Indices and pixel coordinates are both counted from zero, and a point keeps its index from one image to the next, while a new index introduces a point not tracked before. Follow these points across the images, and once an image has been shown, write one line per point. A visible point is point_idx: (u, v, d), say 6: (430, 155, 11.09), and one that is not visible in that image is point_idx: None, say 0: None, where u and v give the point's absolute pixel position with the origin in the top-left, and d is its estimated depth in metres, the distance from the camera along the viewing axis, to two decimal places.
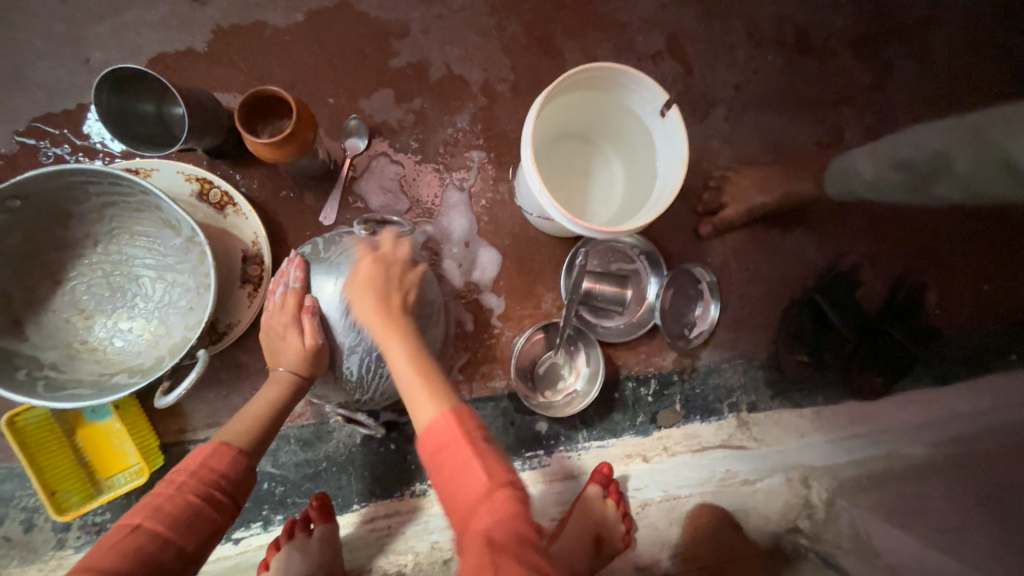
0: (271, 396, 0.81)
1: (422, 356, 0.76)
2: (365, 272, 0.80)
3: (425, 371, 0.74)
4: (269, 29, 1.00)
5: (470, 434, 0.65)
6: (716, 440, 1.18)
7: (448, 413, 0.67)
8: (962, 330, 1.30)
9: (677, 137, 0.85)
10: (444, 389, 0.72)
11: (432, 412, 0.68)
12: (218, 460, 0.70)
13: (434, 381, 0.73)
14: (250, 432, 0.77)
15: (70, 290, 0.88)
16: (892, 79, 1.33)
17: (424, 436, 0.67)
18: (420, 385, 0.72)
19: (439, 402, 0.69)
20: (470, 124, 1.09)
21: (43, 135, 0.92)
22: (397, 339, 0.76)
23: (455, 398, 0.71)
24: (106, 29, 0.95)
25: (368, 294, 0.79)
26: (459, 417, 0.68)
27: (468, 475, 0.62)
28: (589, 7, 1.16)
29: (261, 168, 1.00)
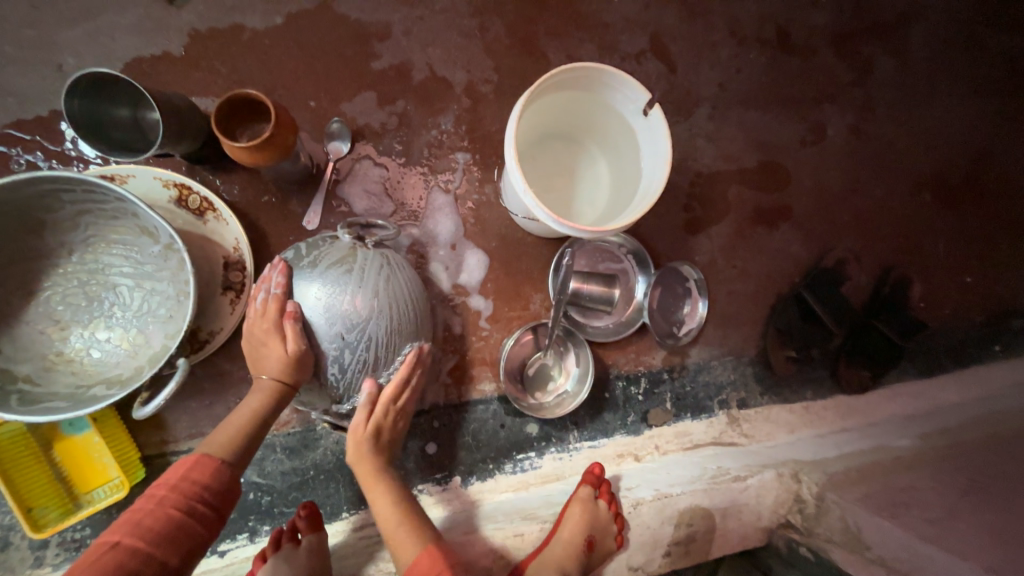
0: (255, 403, 0.79)
1: (406, 501, 0.85)
2: (383, 394, 0.85)
3: (409, 510, 0.84)
4: (247, 32, 0.99)
5: (451, 567, 0.77)
6: (706, 437, 1.19)
7: (428, 550, 0.78)
8: (941, 321, 1.34)
9: (661, 135, 0.85)
10: (425, 523, 0.83)
11: (413, 551, 0.78)
12: (199, 471, 0.69)
13: (417, 521, 0.83)
14: (234, 440, 0.76)
15: (45, 301, 0.85)
16: (873, 77, 1.35)
17: (410, 573, 0.77)
18: (403, 525, 0.81)
19: (420, 540, 0.80)
20: (454, 126, 1.08)
21: (15, 142, 0.90)
22: (385, 492, 0.85)
23: (432, 535, 0.81)
24: (79, 33, 0.93)
25: (358, 430, 0.86)
26: (438, 551, 0.79)
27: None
28: (572, 8, 1.16)
29: (242, 173, 0.98)
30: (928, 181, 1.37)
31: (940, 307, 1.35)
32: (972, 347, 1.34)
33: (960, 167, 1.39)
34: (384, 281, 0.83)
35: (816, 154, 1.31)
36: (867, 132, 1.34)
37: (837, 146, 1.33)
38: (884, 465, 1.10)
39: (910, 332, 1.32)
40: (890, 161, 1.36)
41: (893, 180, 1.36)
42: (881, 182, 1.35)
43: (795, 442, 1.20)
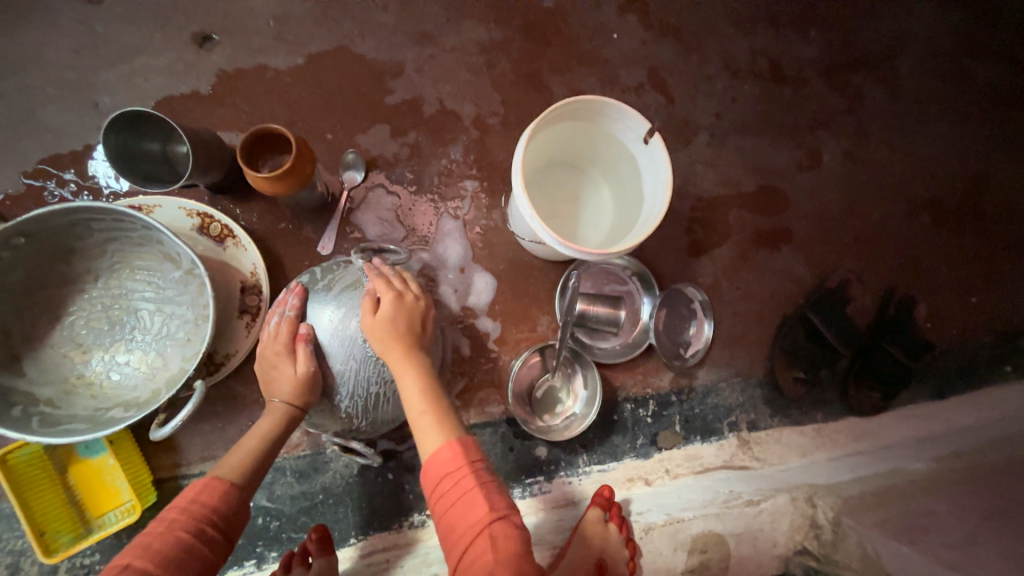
0: (267, 426, 0.81)
1: (434, 388, 0.79)
2: (385, 304, 0.80)
3: (436, 402, 0.77)
4: (270, 72, 1.06)
5: (476, 463, 0.70)
6: (717, 460, 1.18)
7: (452, 443, 0.71)
8: (948, 342, 1.34)
9: (661, 162, 0.89)
10: (453, 417, 0.76)
11: (437, 441, 0.72)
12: (208, 494, 0.70)
13: (444, 411, 0.76)
14: (247, 463, 0.77)
15: (70, 325, 0.88)
16: (865, 104, 1.40)
17: (428, 465, 0.71)
18: (431, 414, 0.75)
19: (445, 431, 0.73)
20: (463, 155, 1.13)
21: (51, 176, 0.96)
22: (412, 372, 0.78)
23: (460, 429, 0.74)
24: (116, 75, 1.00)
25: (381, 328, 0.79)
26: (465, 446, 0.72)
27: (470, 503, 0.66)
28: (574, 45, 1.23)
29: (260, 202, 1.03)
30: (926, 203, 1.40)
31: (947, 327, 1.35)
32: (983, 368, 1.34)
33: (957, 189, 1.42)
34: None
35: (814, 178, 1.35)
36: (863, 157, 1.39)
37: (834, 170, 1.37)
38: (901, 489, 1.10)
39: (918, 353, 1.32)
40: (887, 184, 1.39)
41: (891, 203, 1.39)
42: (879, 204, 1.38)
43: (808, 465, 1.19)
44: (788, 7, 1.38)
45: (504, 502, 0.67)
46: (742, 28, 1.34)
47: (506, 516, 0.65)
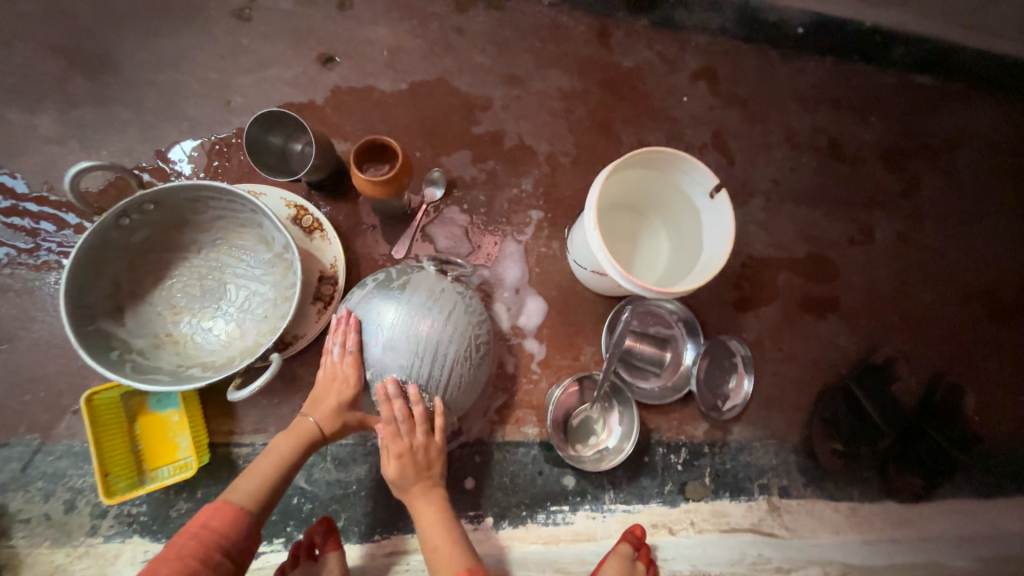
0: (287, 446, 0.87)
1: (451, 522, 0.90)
2: (400, 419, 0.87)
3: (453, 534, 0.88)
4: (377, 93, 1.19)
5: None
6: (744, 522, 1.15)
7: (465, 572, 0.83)
8: (996, 439, 1.30)
9: (725, 216, 0.95)
10: (468, 545, 0.89)
11: (452, 569, 0.84)
12: (219, 519, 0.76)
13: (459, 541, 0.88)
14: (259, 489, 0.81)
15: (168, 287, 0.98)
16: (920, 190, 1.44)
17: None
18: (449, 545, 0.87)
19: (460, 559, 0.85)
20: (533, 187, 1.22)
21: (175, 169, 1.09)
22: (432, 513, 0.90)
23: (473, 558, 0.87)
24: (250, 80, 1.14)
25: (402, 485, 0.89)
26: (478, 575, 0.84)
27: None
28: (647, 102, 1.33)
29: (348, 203, 1.13)
30: (978, 294, 1.40)
31: (996, 423, 1.31)
32: None
33: (1011, 285, 1.41)
34: (455, 312, 0.91)
35: (865, 254, 1.38)
36: (916, 241, 1.41)
37: (886, 249, 1.39)
38: None
39: (964, 445, 1.28)
40: (939, 270, 1.40)
41: (942, 289, 1.39)
42: (930, 288, 1.39)
43: (841, 542, 1.14)
44: (852, 93, 1.46)
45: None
46: (805, 106, 1.43)
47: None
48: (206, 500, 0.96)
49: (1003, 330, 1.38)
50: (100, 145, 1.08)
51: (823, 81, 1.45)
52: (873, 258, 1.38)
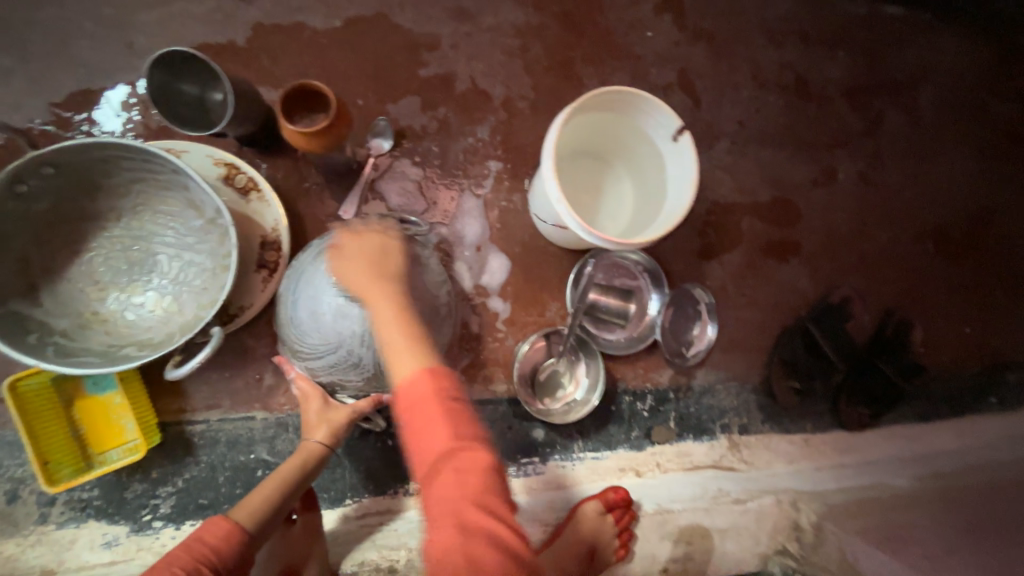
0: (293, 464, 0.86)
1: (410, 314, 0.73)
2: (351, 244, 0.77)
3: (408, 328, 0.70)
4: (308, 32, 1.06)
5: (447, 395, 0.66)
6: (707, 459, 1.20)
7: (427, 371, 0.66)
8: (940, 367, 1.38)
9: (688, 160, 0.91)
10: (426, 341, 0.71)
11: (410, 369, 0.66)
12: (214, 532, 0.75)
13: (420, 338, 0.70)
14: (262, 509, 0.81)
15: (88, 262, 0.89)
16: (883, 128, 1.43)
17: (400, 388, 0.66)
18: (404, 340, 0.69)
19: (420, 358, 0.68)
20: (489, 135, 1.14)
21: (78, 127, 0.96)
22: (386, 300, 0.73)
23: (434, 355, 0.69)
24: (153, 17, 0.99)
25: (358, 276, 0.74)
26: (436, 373, 0.67)
27: (434, 431, 0.64)
28: (609, 37, 1.24)
29: (287, 160, 1.03)
30: (930, 232, 1.43)
31: (939, 353, 1.39)
32: (966, 395, 1.38)
33: (961, 221, 1.45)
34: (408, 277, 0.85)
35: (827, 196, 1.37)
36: (876, 181, 1.41)
37: (847, 190, 1.39)
38: (881, 500, 1.16)
39: (910, 375, 1.36)
40: (896, 210, 1.42)
41: (898, 227, 1.41)
42: (886, 228, 1.41)
43: (794, 472, 1.21)
44: (820, 24, 1.39)
45: (472, 434, 0.65)
46: (773, 40, 1.36)
47: (469, 447, 0.64)
48: (163, 479, 0.93)
49: (952, 266, 1.43)
50: None
51: (792, 12, 1.37)
52: (835, 199, 1.38)
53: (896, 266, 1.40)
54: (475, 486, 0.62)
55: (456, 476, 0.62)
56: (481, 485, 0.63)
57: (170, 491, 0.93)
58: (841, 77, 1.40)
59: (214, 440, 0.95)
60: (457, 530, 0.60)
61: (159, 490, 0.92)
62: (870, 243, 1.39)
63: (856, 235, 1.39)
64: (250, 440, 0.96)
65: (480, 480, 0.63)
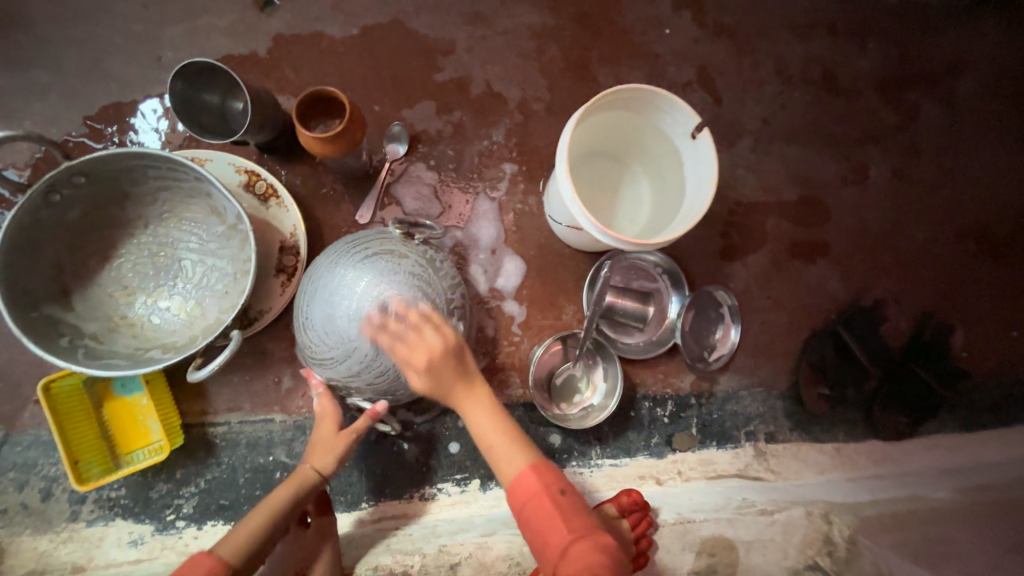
0: (287, 491, 0.83)
1: (501, 413, 0.81)
2: (424, 345, 0.75)
3: (508, 429, 0.79)
4: (326, 40, 1.08)
5: (554, 487, 0.75)
6: (731, 468, 1.16)
7: (533, 467, 0.75)
8: (986, 373, 1.30)
9: (708, 158, 0.89)
10: (526, 439, 0.80)
11: (519, 466, 0.76)
12: (197, 570, 0.70)
13: (517, 435, 0.79)
14: (248, 542, 0.76)
15: (117, 268, 0.92)
16: (918, 122, 1.36)
17: (512, 486, 0.76)
18: (504, 440, 0.78)
19: (527, 456, 0.77)
20: (504, 138, 1.14)
21: (109, 138, 1.00)
22: (482, 404, 0.80)
23: (536, 452, 0.79)
24: (180, 31, 1.03)
25: (431, 379, 0.77)
26: (545, 470, 0.76)
27: (550, 524, 0.72)
28: (626, 36, 1.22)
29: (305, 166, 1.05)
30: (972, 229, 1.35)
31: (984, 358, 1.31)
32: (1015, 404, 1.29)
33: (1007, 218, 1.36)
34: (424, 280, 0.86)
35: (857, 193, 1.31)
36: (911, 177, 1.34)
37: (879, 187, 1.33)
38: (918, 514, 1.08)
39: (951, 382, 1.28)
40: (933, 207, 1.35)
41: (936, 225, 1.34)
42: (923, 227, 1.34)
43: (825, 483, 1.16)
44: (848, 16, 1.34)
45: (582, 525, 0.72)
46: (798, 33, 1.31)
47: (584, 535, 0.71)
48: (186, 480, 0.95)
49: (996, 265, 1.35)
50: (22, 114, 0.98)
51: (817, 5, 1.33)
52: (866, 197, 1.32)
53: (934, 265, 1.33)
54: (599, 561, 0.68)
55: (585, 553, 0.68)
56: (602, 564, 0.68)
57: (193, 491, 0.95)
58: (871, 70, 1.34)
59: (235, 442, 0.96)
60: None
61: (183, 490, 0.94)
62: (905, 243, 1.33)
63: (890, 234, 1.32)
64: (269, 442, 0.97)
65: (601, 558, 0.68)
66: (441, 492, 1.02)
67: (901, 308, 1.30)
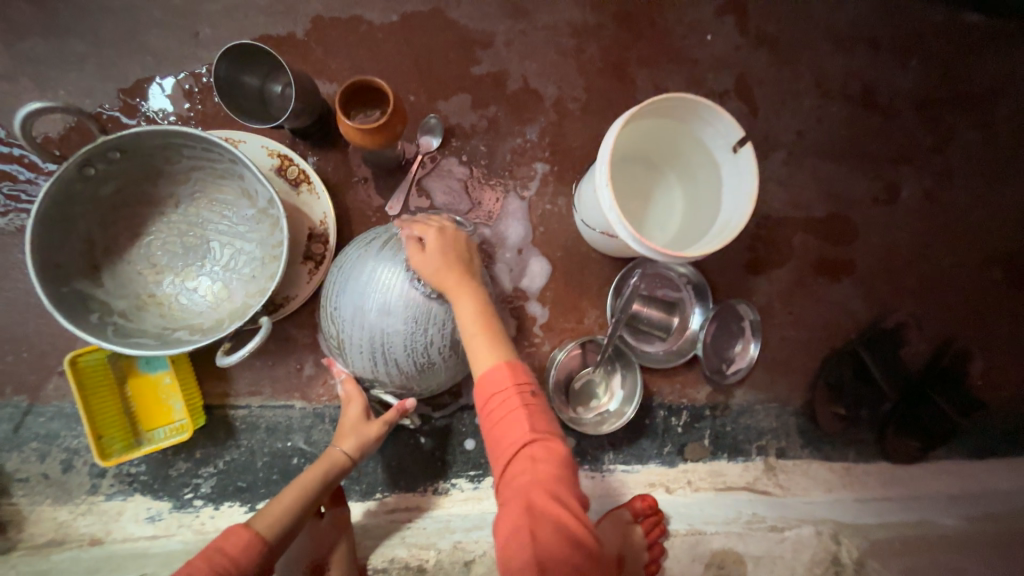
0: (316, 471, 0.84)
1: (489, 312, 0.76)
2: (431, 241, 0.78)
3: (485, 324, 0.73)
4: (365, 25, 1.06)
5: (523, 387, 0.68)
6: (740, 481, 1.17)
7: (508, 363, 0.69)
8: (1001, 402, 1.29)
9: (748, 173, 0.87)
10: (504, 336, 0.74)
11: (491, 361, 0.70)
12: (234, 543, 0.71)
13: (497, 333, 0.74)
14: (281, 520, 0.78)
15: (146, 245, 0.91)
16: (954, 145, 1.34)
17: (480, 380, 0.69)
18: (481, 332, 0.73)
19: (498, 352, 0.71)
20: (538, 137, 1.12)
21: (143, 113, 0.98)
22: (466, 294, 0.75)
23: (512, 350, 0.72)
24: (218, 8, 1.01)
25: (437, 265, 0.76)
26: (516, 367, 0.70)
27: (513, 422, 0.65)
28: (667, 40, 1.19)
29: (337, 154, 1.04)
30: (998, 257, 1.34)
31: (1000, 387, 1.30)
32: None
33: None
34: None
35: (887, 214, 1.30)
36: (942, 200, 1.33)
37: (909, 208, 1.31)
38: (927, 541, 1.09)
39: (967, 410, 1.28)
40: (961, 233, 1.33)
41: (962, 251, 1.33)
42: (950, 252, 1.32)
43: (833, 501, 1.16)
44: (893, 32, 1.31)
45: (544, 426, 0.66)
46: (841, 47, 1.29)
47: (545, 438, 0.65)
48: (205, 460, 0.95)
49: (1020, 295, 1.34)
50: (56, 83, 0.97)
51: (862, 18, 1.30)
52: (895, 218, 1.30)
53: (958, 292, 1.32)
54: (552, 470, 0.63)
55: (534, 470, 0.63)
56: (554, 474, 0.63)
57: (211, 472, 0.95)
58: (912, 88, 1.32)
59: (255, 426, 0.97)
60: (526, 512, 0.61)
61: (201, 470, 0.95)
62: (930, 266, 1.31)
63: (916, 257, 1.31)
64: (288, 428, 0.97)
65: (553, 467, 0.64)
66: (454, 487, 1.03)
67: (922, 333, 1.29)
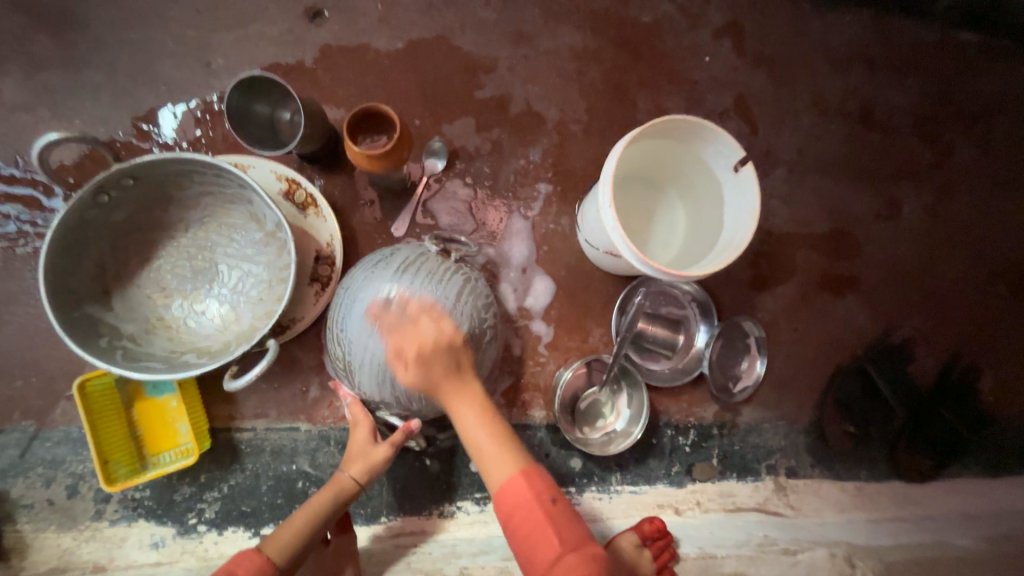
0: (326, 495, 0.83)
1: (494, 414, 0.79)
2: (426, 330, 0.78)
3: (499, 438, 0.76)
4: (371, 53, 1.09)
5: (544, 496, 0.74)
6: (750, 502, 1.15)
7: (524, 473, 0.74)
8: (1012, 418, 1.28)
9: (751, 192, 0.88)
10: (517, 442, 0.78)
11: (508, 472, 0.74)
12: (244, 567, 0.73)
13: (510, 440, 0.77)
14: (291, 544, 0.78)
15: (156, 269, 0.93)
16: (953, 160, 1.35)
17: (502, 491, 0.74)
18: (495, 444, 0.76)
19: (514, 463, 0.75)
20: (541, 158, 1.14)
21: (155, 140, 1.01)
22: (471, 406, 0.77)
23: (528, 456, 0.77)
24: (230, 38, 1.04)
25: (426, 368, 0.77)
26: (534, 473, 0.75)
27: (542, 540, 0.71)
28: (666, 62, 1.22)
29: (344, 177, 1.06)
30: (1002, 271, 1.34)
31: (1011, 402, 1.28)
32: None
33: None
34: (460, 299, 0.85)
35: (889, 229, 1.30)
36: (944, 215, 1.33)
37: (911, 223, 1.32)
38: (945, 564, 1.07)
39: (979, 426, 1.26)
40: (963, 247, 1.33)
41: (966, 265, 1.33)
42: (954, 266, 1.32)
43: (846, 522, 1.14)
44: (888, 51, 1.33)
45: (571, 539, 0.72)
46: (837, 67, 1.31)
47: (576, 548, 0.71)
48: (210, 484, 0.95)
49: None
50: (72, 112, 1.00)
51: (857, 39, 1.32)
52: (897, 233, 1.31)
53: (963, 306, 1.31)
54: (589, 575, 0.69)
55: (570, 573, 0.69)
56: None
57: (216, 496, 0.95)
58: (909, 105, 1.33)
59: (260, 449, 0.97)
60: None
61: (205, 495, 0.95)
62: (934, 281, 1.31)
63: (920, 272, 1.31)
64: (293, 451, 0.97)
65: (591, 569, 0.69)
66: (460, 510, 1.02)
67: (930, 348, 1.28)
